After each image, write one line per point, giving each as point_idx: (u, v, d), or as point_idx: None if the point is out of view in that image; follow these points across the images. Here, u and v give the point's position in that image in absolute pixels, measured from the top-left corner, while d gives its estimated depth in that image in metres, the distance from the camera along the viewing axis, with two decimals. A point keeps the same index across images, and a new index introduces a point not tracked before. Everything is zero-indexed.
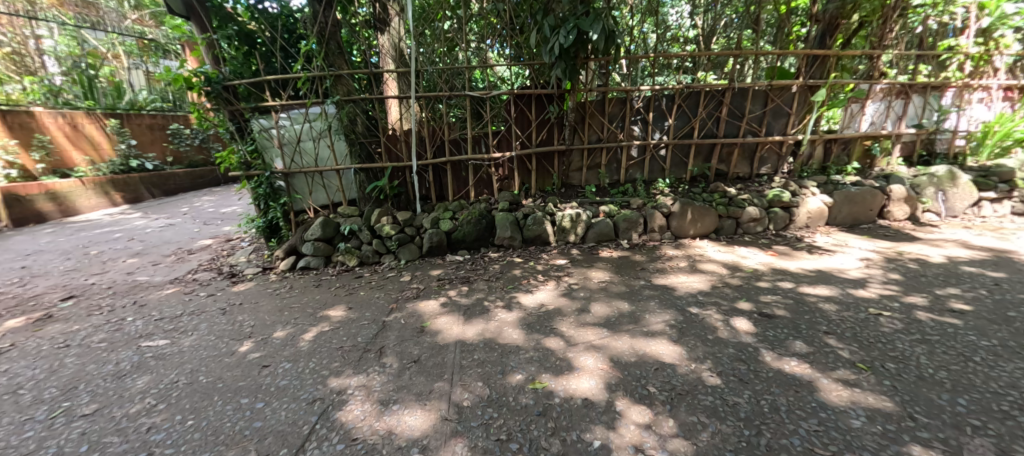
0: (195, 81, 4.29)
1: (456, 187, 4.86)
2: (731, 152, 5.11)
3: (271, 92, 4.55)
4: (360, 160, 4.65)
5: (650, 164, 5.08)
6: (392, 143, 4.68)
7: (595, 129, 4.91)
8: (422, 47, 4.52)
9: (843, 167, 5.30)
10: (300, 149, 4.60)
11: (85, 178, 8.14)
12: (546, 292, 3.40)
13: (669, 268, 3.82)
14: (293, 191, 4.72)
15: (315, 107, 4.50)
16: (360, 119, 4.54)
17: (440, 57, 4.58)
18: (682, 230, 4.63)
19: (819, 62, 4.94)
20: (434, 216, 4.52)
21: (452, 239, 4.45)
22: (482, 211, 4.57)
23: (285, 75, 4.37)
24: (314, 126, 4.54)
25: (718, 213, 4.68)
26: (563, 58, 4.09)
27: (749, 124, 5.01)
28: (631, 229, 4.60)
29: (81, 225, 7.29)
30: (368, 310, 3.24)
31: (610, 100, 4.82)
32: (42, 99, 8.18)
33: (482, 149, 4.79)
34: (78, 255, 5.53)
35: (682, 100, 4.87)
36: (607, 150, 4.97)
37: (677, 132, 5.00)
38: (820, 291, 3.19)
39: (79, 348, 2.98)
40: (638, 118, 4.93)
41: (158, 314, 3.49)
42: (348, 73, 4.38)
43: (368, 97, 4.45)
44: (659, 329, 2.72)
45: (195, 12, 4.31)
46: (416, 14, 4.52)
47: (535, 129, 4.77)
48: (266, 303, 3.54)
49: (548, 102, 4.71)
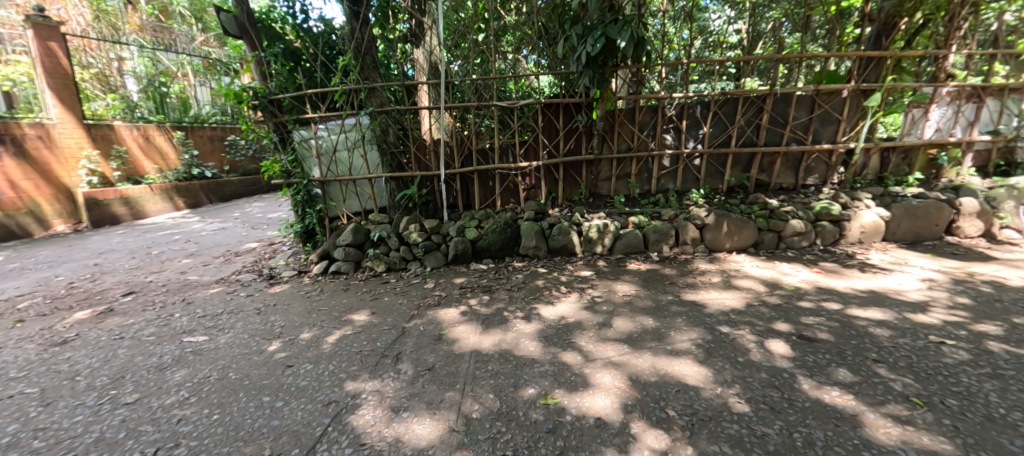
0: (245, 96, 4.63)
1: (483, 196, 4.90)
2: (773, 161, 4.80)
3: (311, 105, 4.87)
4: (391, 169, 4.82)
5: (683, 173, 4.86)
6: (422, 153, 4.81)
7: (625, 138, 4.76)
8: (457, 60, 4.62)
9: (903, 178, 4.83)
10: (336, 158, 4.84)
11: (154, 185, 9.00)
12: (568, 305, 3.31)
13: (701, 283, 3.62)
14: (328, 198, 4.95)
15: (350, 118, 4.73)
16: (392, 130, 4.72)
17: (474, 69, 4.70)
18: (717, 244, 4.39)
19: (873, 64, 4.55)
20: (460, 225, 4.56)
21: (477, 248, 4.47)
22: (507, 219, 4.57)
23: (324, 89, 4.64)
24: (349, 137, 4.76)
25: (757, 225, 4.40)
26: (591, 66, 4.01)
27: (793, 131, 4.68)
28: (661, 241, 4.42)
29: (148, 228, 8.02)
30: (390, 315, 3.30)
31: (641, 108, 4.67)
32: (121, 113, 9.16)
33: (509, 158, 4.80)
34: (142, 254, 6.08)
35: (718, 107, 4.63)
36: (637, 160, 4.81)
37: (713, 140, 4.74)
38: (872, 314, 2.89)
39: (131, 341, 3.25)
40: (671, 126, 4.74)
41: (202, 312, 3.74)
42: (380, 85, 4.58)
43: (401, 108, 4.62)
44: (684, 348, 2.56)
45: (247, 32, 4.60)
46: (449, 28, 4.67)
47: (563, 138, 4.71)
48: (297, 305, 3.69)
49: (576, 111, 4.64)
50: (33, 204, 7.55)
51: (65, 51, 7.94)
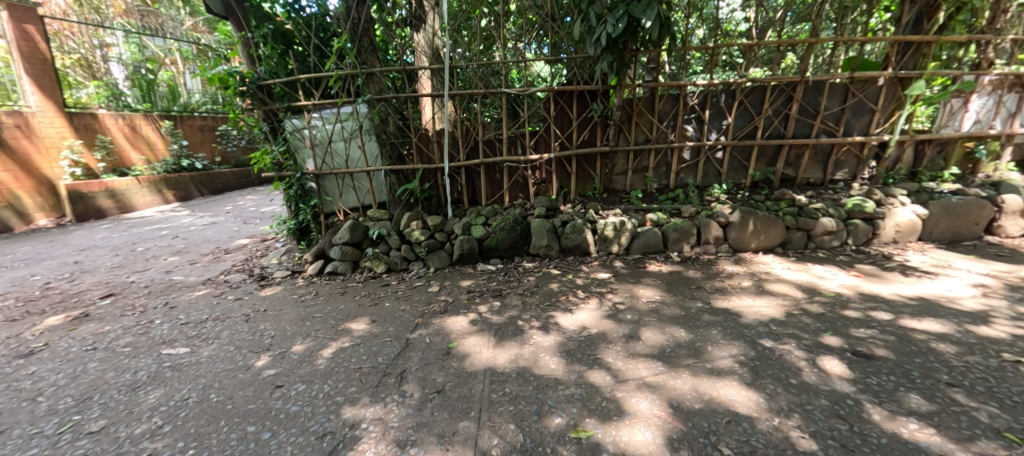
0: (231, 81, 4.34)
1: (490, 191, 4.56)
2: (801, 154, 4.48)
3: (304, 91, 4.51)
4: (391, 162, 4.48)
5: (705, 167, 4.53)
6: (424, 144, 4.47)
7: (643, 129, 4.41)
8: (460, 47, 4.27)
9: (938, 173, 4.53)
10: (332, 150, 4.51)
11: (141, 177, 8.63)
12: (588, 313, 3.01)
13: (731, 288, 3.32)
14: (323, 192, 4.62)
15: (347, 106, 4.39)
16: (392, 119, 4.39)
17: (477, 56, 4.31)
18: (743, 243, 4.10)
19: (912, 50, 4.19)
20: (466, 222, 4.24)
21: (484, 247, 4.16)
22: (516, 217, 4.25)
23: (317, 74, 4.27)
24: (346, 126, 4.43)
25: (786, 223, 4.09)
26: (610, 50, 3.66)
27: (824, 122, 4.36)
28: (682, 240, 4.12)
29: (135, 222, 7.66)
30: (392, 324, 2.99)
31: (661, 97, 4.32)
32: (106, 101, 8.76)
33: (517, 150, 4.46)
34: (126, 251, 5.74)
35: (744, 96, 4.29)
36: (655, 152, 4.47)
37: (737, 131, 4.40)
38: (930, 326, 2.60)
39: (104, 353, 2.93)
40: (692, 116, 4.39)
41: (185, 318, 3.41)
42: (379, 71, 4.23)
43: (401, 96, 4.27)
44: (726, 366, 2.27)
45: (233, 12, 4.33)
46: (451, 11, 4.28)
47: (576, 129, 4.37)
48: (290, 311, 3.37)
49: (591, 99, 4.32)
50: (13, 197, 7.16)
51: (43, 34, 7.46)
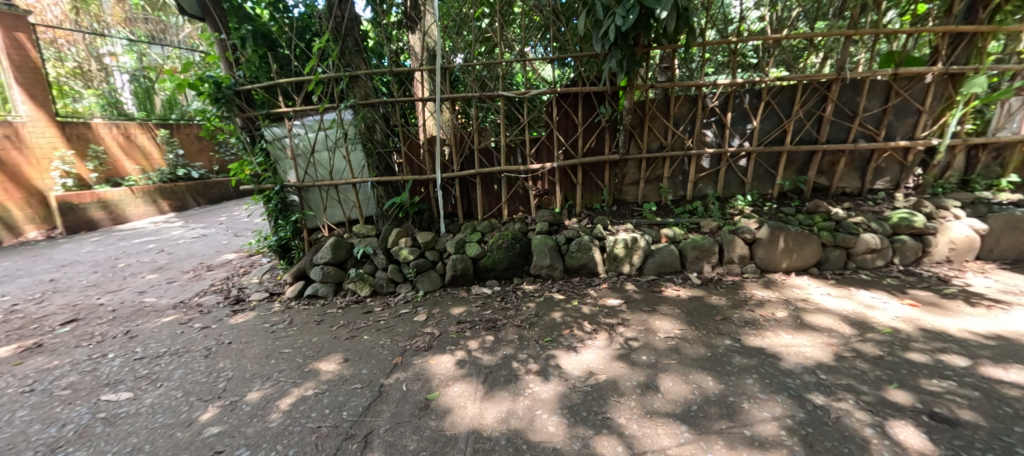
0: (205, 87, 3.96)
1: (487, 204, 4.14)
2: (836, 161, 3.99)
3: (285, 97, 4.17)
4: (378, 173, 4.09)
5: (726, 176, 4.05)
6: (414, 153, 4.09)
7: (657, 134, 3.95)
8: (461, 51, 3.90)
9: (994, 181, 3.98)
10: (315, 159, 4.15)
11: (135, 187, 8.39)
12: (595, 352, 2.55)
13: (763, 320, 2.84)
14: (306, 206, 4.25)
15: (330, 113, 4.03)
16: (379, 126, 4.01)
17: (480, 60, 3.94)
18: (772, 263, 3.62)
19: (965, 42, 3.68)
20: (460, 239, 3.83)
21: (480, 267, 3.74)
22: (516, 233, 3.83)
23: (298, 78, 3.92)
24: (330, 134, 4.07)
25: (821, 240, 3.60)
26: (620, 46, 3.24)
27: (862, 125, 3.86)
28: (701, 258, 3.67)
29: (126, 234, 7.41)
30: (367, 365, 2.57)
31: (676, 99, 3.85)
32: (102, 111, 8.59)
33: (517, 159, 4.05)
34: (106, 268, 5.43)
35: (772, 97, 3.81)
36: (671, 160, 4.01)
37: (763, 136, 3.92)
38: (1021, 377, 2.09)
39: (38, 397, 2.55)
40: (712, 119, 3.91)
41: (142, 352, 3.04)
42: (365, 73, 3.85)
43: (388, 101, 3.89)
44: (770, 434, 1.79)
45: (209, 13, 3.99)
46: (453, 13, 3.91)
47: (582, 135, 3.93)
48: (256, 344, 2.97)
49: (598, 102, 3.87)
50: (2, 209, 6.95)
51: (34, 43, 7.30)
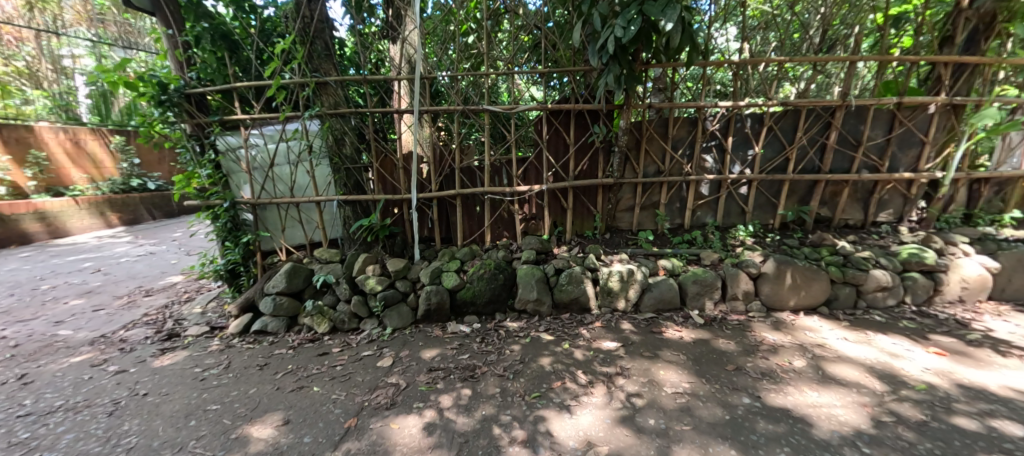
0: (146, 88, 3.46)
1: (467, 228, 3.73)
2: (838, 191, 3.78)
3: (244, 103, 3.73)
4: (346, 191, 3.65)
5: (726, 204, 3.77)
6: (387, 171, 3.67)
7: (654, 158, 3.64)
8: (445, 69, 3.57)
9: (996, 216, 3.83)
10: (274, 173, 3.68)
11: (80, 198, 7.54)
12: (593, 413, 2.13)
13: (782, 371, 2.49)
14: (262, 226, 3.75)
15: (294, 122, 3.60)
16: (349, 139, 3.60)
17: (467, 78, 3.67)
18: (779, 301, 3.31)
19: (967, 73, 3.57)
20: (436, 268, 3.39)
21: (458, 301, 3.30)
22: (499, 262, 3.43)
23: (257, 82, 3.49)
24: (292, 146, 3.63)
25: (830, 277, 3.33)
26: (619, 60, 2.96)
27: (866, 154, 3.67)
28: (703, 294, 3.34)
29: (63, 250, 6.62)
30: (312, 430, 2.06)
31: (675, 120, 3.57)
32: (50, 112, 8.04)
33: (502, 180, 3.67)
34: (25, 290, 4.70)
35: (775, 122, 3.57)
36: (668, 186, 3.71)
37: (765, 163, 3.68)
38: None
39: None
40: (712, 143, 3.64)
41: (30, 406, 2.43)
42: (335, 80, 3.47)
43: (359, 111, 3.49)
44: None
45: (160, 6, 3.55)
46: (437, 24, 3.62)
47: (573, 156, 3.59)
48: (179, 398, 2.42)
49: (592, 121, 3.56)
50: None
51: None
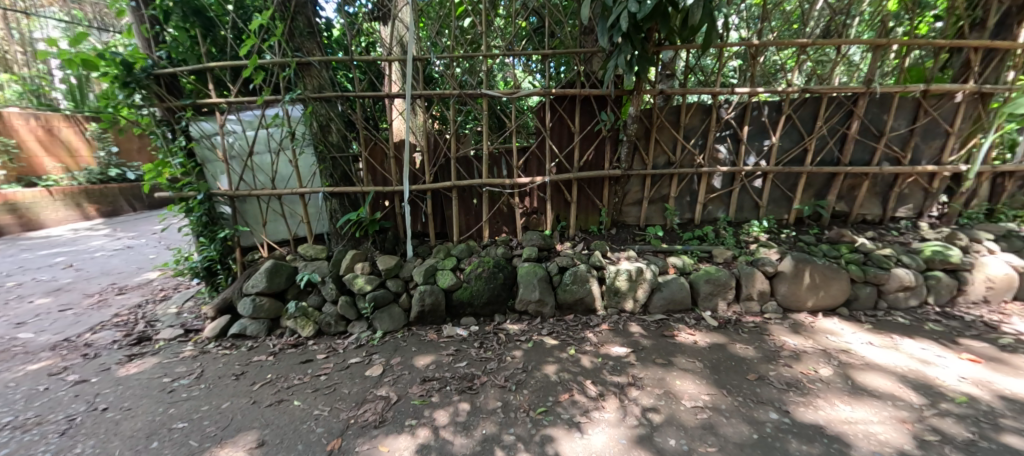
0: (109, 68, 3.11)
1: (464, 223, 3.47)
2: (857, 185, 3.57)
3: (219, 86, 3.41)
4: (332, 182, 3.36)
5: (739, 198, 3.55)
6: (377, 161, 3.39)
7: (664, 148, 3.40)
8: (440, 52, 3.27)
9: (1020, 212, 3.65)
10: (254, 163, 3.38)
11: (54, 188, 7.15)
12: (606, 432, 1.91)
13: (809, 381, 2.28)
14: (241, 220, 3.46)
15: (274, 107, 3.30)
16: (335, 126, 3.31)
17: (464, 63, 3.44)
18: (797, 301, 3.11)
19: (997, 59, 3.35)
20: (430, 266, 3.14)
21: (454, 302, 3.06)
22: (498, 260, 3.19)
23: (233, 63, 3.18)
24: (273, 134, 3.33)
25: (851, 276, 3.13)
26: (631, 39, 2.70)
27: (888, 146, 3.46)
28: (716, 294, 3.13)
29: (35, 243, 6.25)
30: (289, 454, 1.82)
31: (688, 108, 3.32)
32: (22, 99, 7.67)
33: (501, 171, 3.41)
34: None
35: (793, 110, 3.34)
36: (678, 178, 3.47)
37: (782, 155, 3.45)
38: None
39: None
40: (727, 133, 3.40)
41: None
42: (318, 60, 3.18)
43: (345, 95, 3.20)
44: None
45: None
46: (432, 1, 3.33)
47: (578, 146, 3.34)
48: (141, 414, 2.15)
49: (598, 108, 3.30)
50: None
51: None
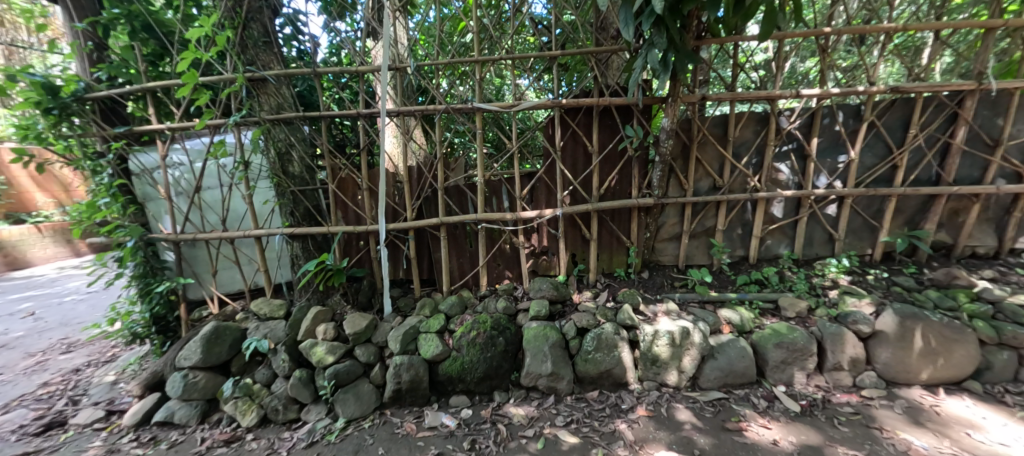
0: (26, 91, 2.52)
1: (456, 267, 2.78)
2: (964, 209, 2.74)
3: (163, 110, 2.85)
4: (293, 221, 2.73)
5: (807, 230, 2.76)
6: (348, 194, 2.75)
7: (707, 168, 2.66)
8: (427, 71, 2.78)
9: None
10: (202, 200, 2.80)
11: (43, 225, 6.77)
12: None
13: None
14: (188, 269, 2.86)
15: (224, 132, 2.72)
16: (296, 153, 2.70)
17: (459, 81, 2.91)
18: (906, 372, 2.28)
19: None
20: (411, 328, 2.45)
21: (441, 376, 2.34)
22: (498, 318, 2.47)
23: (173, 81, 2.63)
24: (225, 164, 2.75)
25: (978, 336, 2.29)
26: (667, 25, 2.01)
27: (1005, 157, 2.64)
28: (791, 363, 2.32)
29: (12, 285, 5.80)
30: None
31: (737, 116, 2.60)
32: None
33: (501, 202, 2.73)
34: None
35: (877, 115, 2.58)
36: (727, 206, 2.72)
37: (862, 173, 2.68)
38: None
39: None
40: (789, 147, 2.65)
41: None
42: (274, 75, 2.59)
43: (307, 114, 2.61)
44: None
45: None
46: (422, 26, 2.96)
47: (597, 168, 2.63)
48: None
49: (622, 120, 2.61)
50: None
51: None
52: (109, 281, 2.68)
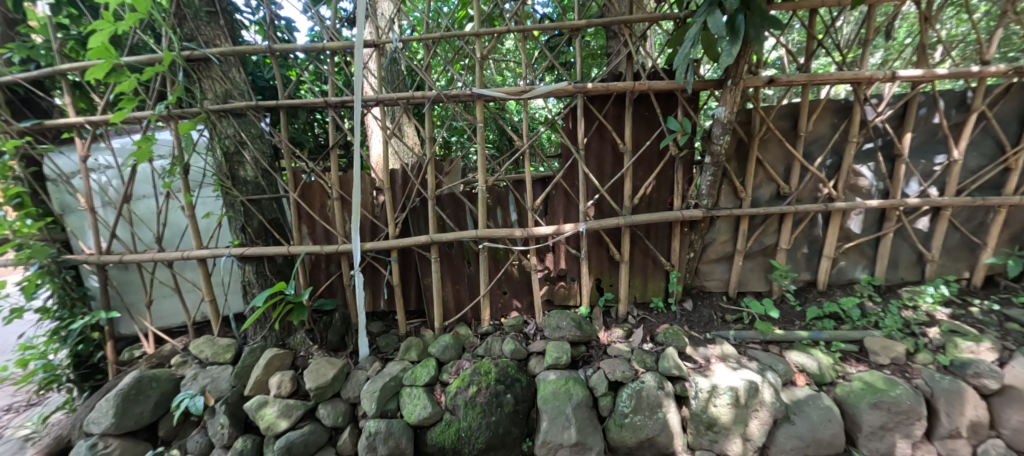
0: None
1: (451, 297, 2.22)
2: None
3: (86, 99, 2.26)
4: (245, 238, 2.16)
5: (892, 250, 2.19)
6: (315, 205, 2.19)
7: (770, 171, 2.09)
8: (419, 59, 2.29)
9: None
10: (132, 211, 2.24)
11: None
12: None
13: None
14: (117, 299, 2.30)
15: (158, 126, 2.16)
16: (248, 152, 2.14)
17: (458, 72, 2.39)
18: None
19: None
20: (392, 379, 1.89)
21: (430, 446, 1.78)
22: (505, 365, 1.90)
23: (93, 62, 2.06)
24: (160, 167, 2.19)
25: None
26: None
27: None
28: (894, 429, 1.75)
29: None
30: None
31: (810, 106, 2.03)
32: None
33: (508, 215, 2.16)
34: None
35: (988, 103, 2.01)
36: (793, 219, 2.15)
37: (964, 178, 2.11)
38: None
39: None
40: (872, 145, 2.09)
41: None
42: (219, 53, 2.03)
43: (260, 104, 2.05)
44: None
45: None
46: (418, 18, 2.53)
47: (630, 171, 2.07)
48: None
49: (661, 110, 2.05)
50: None
51: None
52: (9, 316, 2.10)
